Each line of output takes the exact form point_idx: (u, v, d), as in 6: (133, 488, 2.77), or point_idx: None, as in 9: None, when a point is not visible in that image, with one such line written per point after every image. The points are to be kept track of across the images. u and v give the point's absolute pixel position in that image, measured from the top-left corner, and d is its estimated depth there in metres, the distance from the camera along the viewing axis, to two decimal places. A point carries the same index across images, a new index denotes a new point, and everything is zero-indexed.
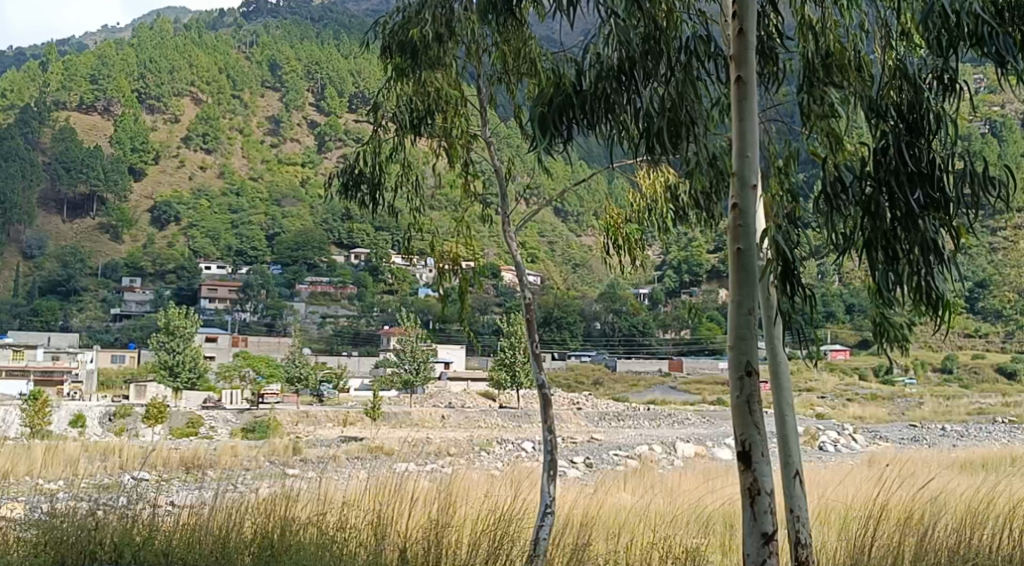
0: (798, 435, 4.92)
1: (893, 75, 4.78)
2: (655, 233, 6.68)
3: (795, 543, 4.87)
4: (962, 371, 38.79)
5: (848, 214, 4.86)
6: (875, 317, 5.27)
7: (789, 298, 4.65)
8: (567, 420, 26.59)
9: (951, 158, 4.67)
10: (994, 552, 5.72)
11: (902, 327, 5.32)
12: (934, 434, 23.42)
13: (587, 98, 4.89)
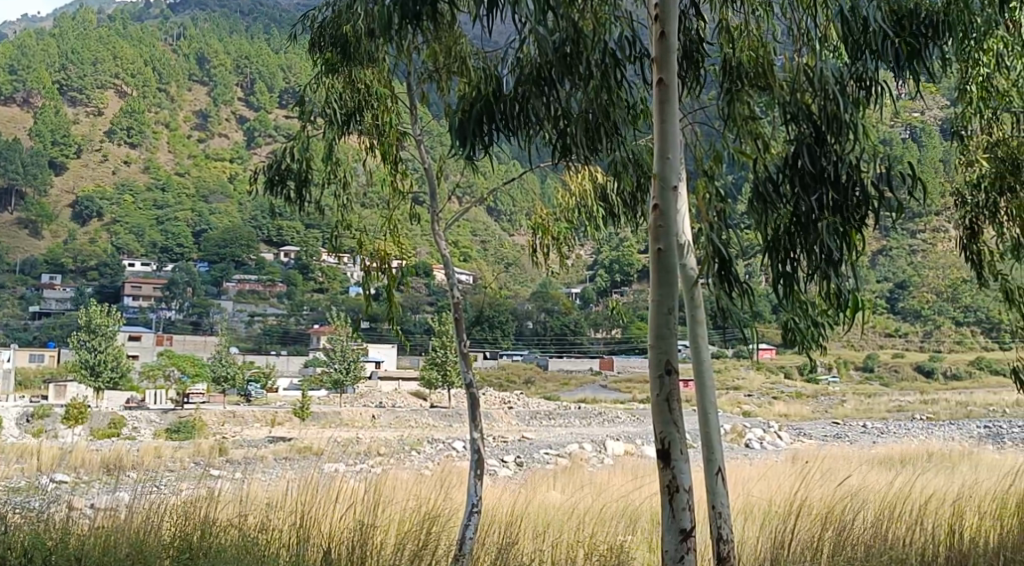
0: (719, 434, 5.02)
1: (803, 78, 4.91)
2: (586, 232, 6.77)
3: (716, 539, 4.97)
4: (884, 369, 39.52)
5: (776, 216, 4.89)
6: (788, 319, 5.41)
7: (728, 292, 4.95)
8: (497, 419, 26.54)
9: (860, 161, 4.80)
10: (907, 544, 5.88)
11: (812, 329, 5.46)
12: (855, 432, 24.00)
13: (504, 104, 5.09)
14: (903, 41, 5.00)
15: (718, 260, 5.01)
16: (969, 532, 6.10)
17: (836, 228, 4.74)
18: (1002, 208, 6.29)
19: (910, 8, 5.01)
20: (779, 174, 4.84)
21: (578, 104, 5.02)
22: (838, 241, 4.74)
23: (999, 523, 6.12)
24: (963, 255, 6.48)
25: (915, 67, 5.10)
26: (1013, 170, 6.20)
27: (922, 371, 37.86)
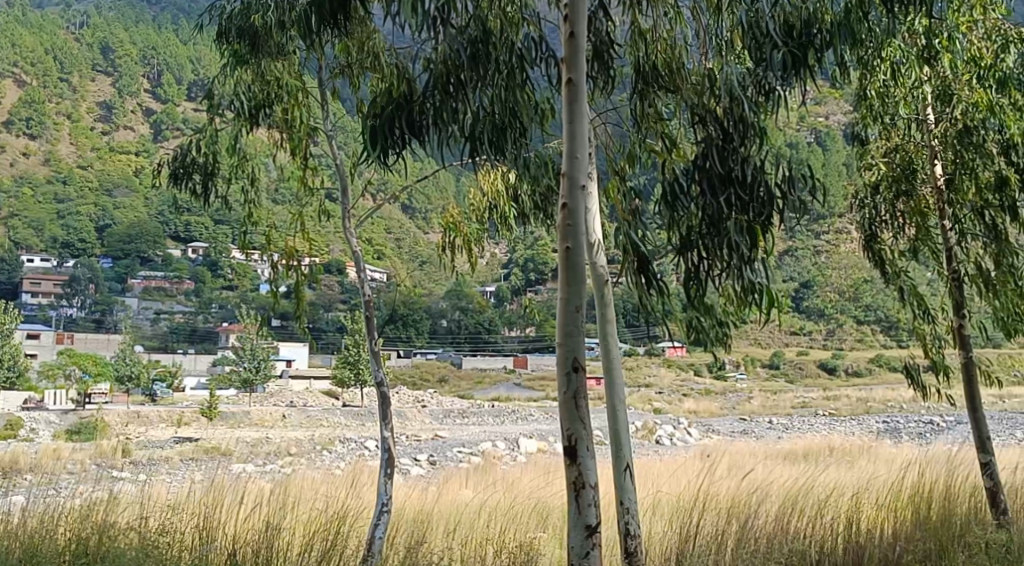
0: (627, 430, 5.10)
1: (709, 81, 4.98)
2: (499, 232, 6.86)
3: (624, 534, 5.02)
4: (789, 367, 39.58)
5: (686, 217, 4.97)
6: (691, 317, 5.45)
7: (650, 295, 5.07)
8: (409, 418, 26.42)
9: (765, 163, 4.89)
10: (808, 536, 6.04)
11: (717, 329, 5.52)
12: (762, 427, 24.53)
13: (417, 110, 4.95)
14: (803, 46, 5.08)
15: (637, 257, 5.10)
16: (866, 523, 6.28)
17: (743, 227, 4.83)
18: (898, 211, 6.57)
19: (808, 13, 5.04)
20: (688, 173, 4.92)
21: (486, 104, 5.05)
22: (746, 239, 4.82)
23: (895, 512, 6.33)
24: (866, 255, 6.69)
25: (814, 72, 5.16)
26: (908, 172, 6.51)
27: (826, 367, 38.85)
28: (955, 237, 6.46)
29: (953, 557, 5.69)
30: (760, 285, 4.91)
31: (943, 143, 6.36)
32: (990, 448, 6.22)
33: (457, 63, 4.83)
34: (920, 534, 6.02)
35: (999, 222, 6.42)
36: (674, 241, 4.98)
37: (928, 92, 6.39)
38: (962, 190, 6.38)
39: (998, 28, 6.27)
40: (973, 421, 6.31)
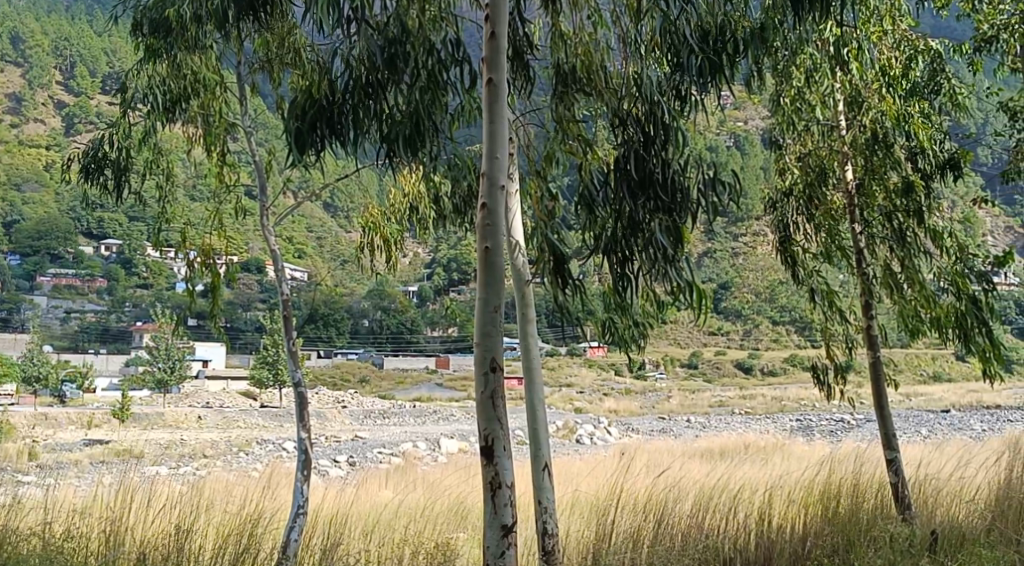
0: (546, 430, 5.14)
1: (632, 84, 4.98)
2: (418, 233, 6.91)
3: (542, 533, 5.08)
4: (707, 366, 40.07)
5: (604, 217, 5.06)
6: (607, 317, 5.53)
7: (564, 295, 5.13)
8: (328, 418, 26.13)
9: (685, 164, 4.95)
10: (723, 533, 6.14)
11: (634, 328, 5.60)
12: (680, 426, 24.88)
13: (334, 111, 4.90)
14: (719, 51, 5.15)
15: (552, 258, 5.18)
16: (778, 519, 6.41)
17: (668, 227, 4.88)
18: (811, 214, 6.71)
19: (722, 22, 5.15)
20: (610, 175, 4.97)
21: (402, 103, 5.01)
22: (670, 238, 4.88)
23: (804, 506, 6.50)
24: (779, 257, 6.83)
25: (731, 79, 5.24)
26: (822, 177, 6.61)
27: (742, 367, 39.54)
28: (866, 241, 6.63)
29: (861, 551, 5.87)
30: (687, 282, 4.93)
31: (858, 149, 6.50)
32: (896, 444, 6.43)
33: (373, 63, 4.83)
34: (829, 528, 6.17)
35: (907, 228, 6.51)
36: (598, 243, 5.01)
37: (840, 100, 6.58)
38: (872, 194, 6.53)
39: (908, 38, 6.47)
40: (879, 418, 6.49)
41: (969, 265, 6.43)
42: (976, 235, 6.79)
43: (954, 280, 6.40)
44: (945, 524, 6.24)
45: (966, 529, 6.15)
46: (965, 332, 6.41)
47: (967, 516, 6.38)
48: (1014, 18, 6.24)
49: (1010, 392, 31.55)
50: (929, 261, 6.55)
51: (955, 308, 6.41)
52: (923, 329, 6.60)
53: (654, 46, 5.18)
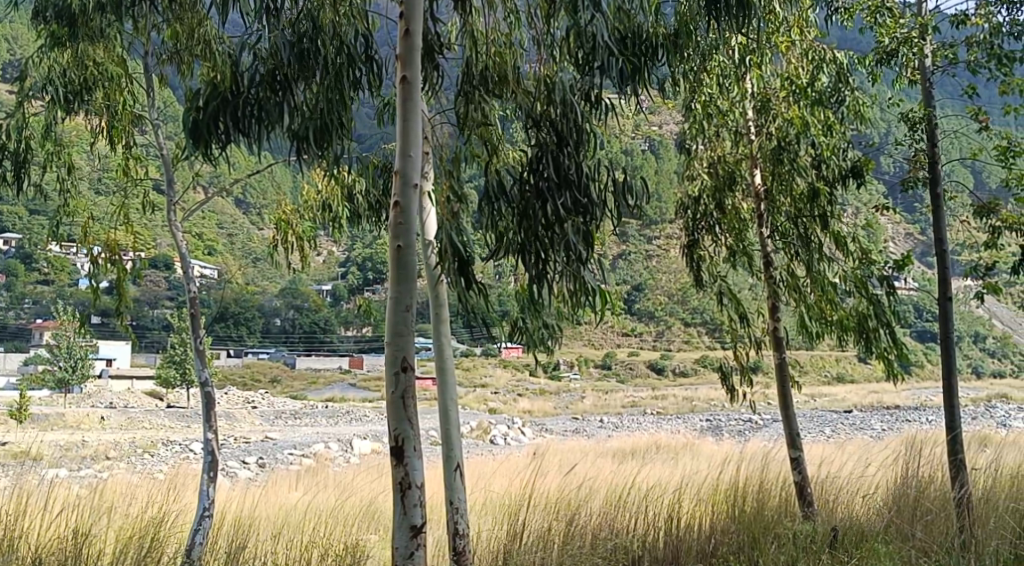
0: (459, 432, 5.24)
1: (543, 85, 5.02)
2: (331, 231, 6.89)
3: (453, 533, 5.20)
4: (620, 367, 40.37)
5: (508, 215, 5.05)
6: (517, 318, 5.54)
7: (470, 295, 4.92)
8: (238, 418, 25.63)
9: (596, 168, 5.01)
10: (632, 532, 6.23)
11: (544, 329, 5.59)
12: (593, 426, 25.13)
13: (240, 106, 4.80)
14: (630, 58, 5.20)
15: (458, 259, 4.97)
16: (686, 517, 6.50)
17: (580, 229, 4.93)
18: (720, 218, 6.87)
19: (633, 29, 5.22)
20: (520, 173, 4.99)
21: (312, 100, 5.00)
22: (582, 239, 4.93)
23: (711, 503, 6.63)
24: (685, 259, 7.02)
25: (640, 86, 5.27)
26: (729, 183, 6.80)
27: (655, 368, 40.07)
28: (772, 246, 6.82)
29: (764, 549, 6.01)
30: (593, 288, 5.03)
31: (763, 159, 6.70)
32: (799, 443, 6.64)
33: (282, 59, 4.81)
34: (734, 526, 6.28)
35: (813, 233, 6.70)
36: (508, 243, 5.04)
37: (748, 106, 6.75)
38: (778, 201, 6.74)
39: (815, 48, 6.63)
40: (784, 417, 6.66)
41: (871, 272, 6.52)
42: (877, 240, 6.96)
43: (857, 285, 6.57)
44: (845, 520, 6.43)
45: (865, 525, 6.31)
46: (865, 334, 6.56)
47: (866, 512, 6.58)
48: (913, 32, 6.28)
49: (910, 393, 32.56)
50: (833, 265, 6.71)
51: (858, 312, 6.57)
52: (826, 332, 6.80)
53: (567, 48, 5.16)
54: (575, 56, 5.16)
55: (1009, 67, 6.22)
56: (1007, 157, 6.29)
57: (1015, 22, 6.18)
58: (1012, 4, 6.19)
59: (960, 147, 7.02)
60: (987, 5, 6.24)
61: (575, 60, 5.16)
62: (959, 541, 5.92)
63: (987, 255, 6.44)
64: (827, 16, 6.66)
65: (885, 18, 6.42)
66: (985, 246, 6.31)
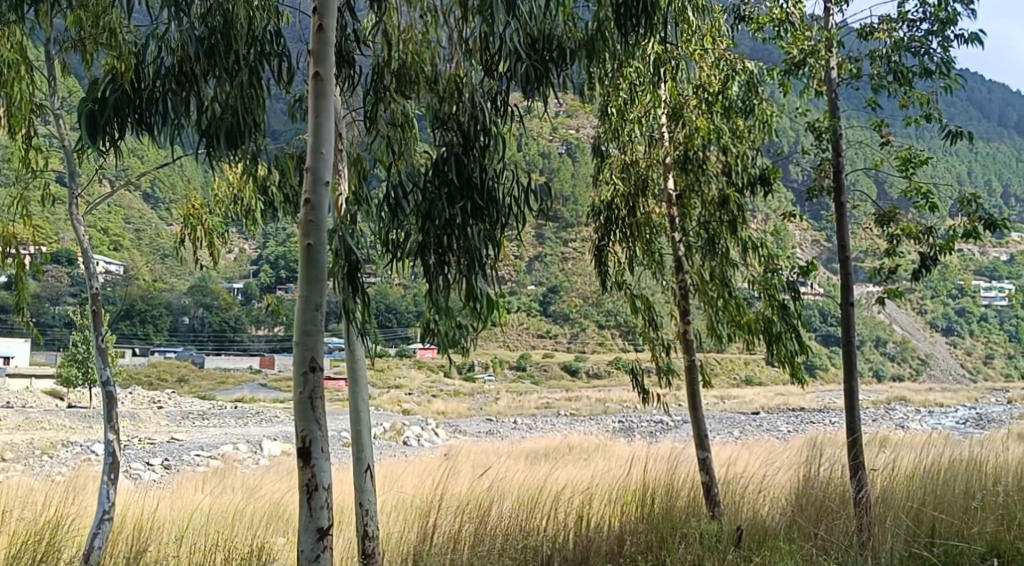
0: (369, 432, 5.37)
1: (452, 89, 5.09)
2: (245, 227, 6.82)
3: (363, 535, 5.35)
4: (534, 369, 40.02)
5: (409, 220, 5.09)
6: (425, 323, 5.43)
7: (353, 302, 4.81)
8: (143, 418, 24.94)
9: (500, 172, 5.10)
10: (543, 534, 6.27)
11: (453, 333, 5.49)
12: (507, 428, 25.15)
13: (145, 99, 4.89)
14: (540, 62, 5.21)
15: (347, 264, 4.77)
16: (596, 517, 6.54)
17: (486, 235, 5.04)
18: (634, 225, 6.92)
19: (544, 32, 5.22)
20: (425, 176, 5.03)
21: (222, 98, 4.96)
22: (483, 244, 5.00)
23: (622, 504, 6.67)
24: (595, 262, 7.08)
25: (547, 90, 5.30)
26: (642, 188, 6.89)
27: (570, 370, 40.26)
28: (683, 249, 6.94)
29: (671, 548, 6.07)
30: (485, 295, 5.05)
31: (673, 165, 6.84)
32: (707, 444, 6.75)
33: (189, 52, 4.79)
34: (643, 526, 6.35)
35: (721, 238, 6.83)
36: (409, 246, 5.07)
37: (661, 112, 6.79)
38: (690, 205, 6.89)
39: (725, 57, 6.74)
40: (693, 418, 6.76)
41: (774, 277, 6.70)
42: (786, 246, 7.12)
43: (765, 290, 6.71)
44: (751, 519, 6.54)
45: (769, 523, 6.44)
46: (772, 340, 6.71)
47: (771, 512, 6.71)
48: (819, 44, 6.51)
49: (815, 396, 33.30)
50: (739, 269, 6.88)
51: (764, 315, 6.72)
52: (735, 335, 6.94)
53: (476, 49, 5.18)
54: (482, 58, 5.16)
55: (907, 83, 6.48)
56: (908, 167, 6.50)
57: (914, 38, 6.40)
58: (911, 21, 6.40)
59: (865, 158, 7.20)
60: (890, 21, 6.47)
61: (481, 64, 5.18)
62: (858, 540, 6.09)
63: (887, 262, 6.70)
64: (735, 25, 6.86)
65: (791, 31, 6.60)
66: (885, 255, 6.58)
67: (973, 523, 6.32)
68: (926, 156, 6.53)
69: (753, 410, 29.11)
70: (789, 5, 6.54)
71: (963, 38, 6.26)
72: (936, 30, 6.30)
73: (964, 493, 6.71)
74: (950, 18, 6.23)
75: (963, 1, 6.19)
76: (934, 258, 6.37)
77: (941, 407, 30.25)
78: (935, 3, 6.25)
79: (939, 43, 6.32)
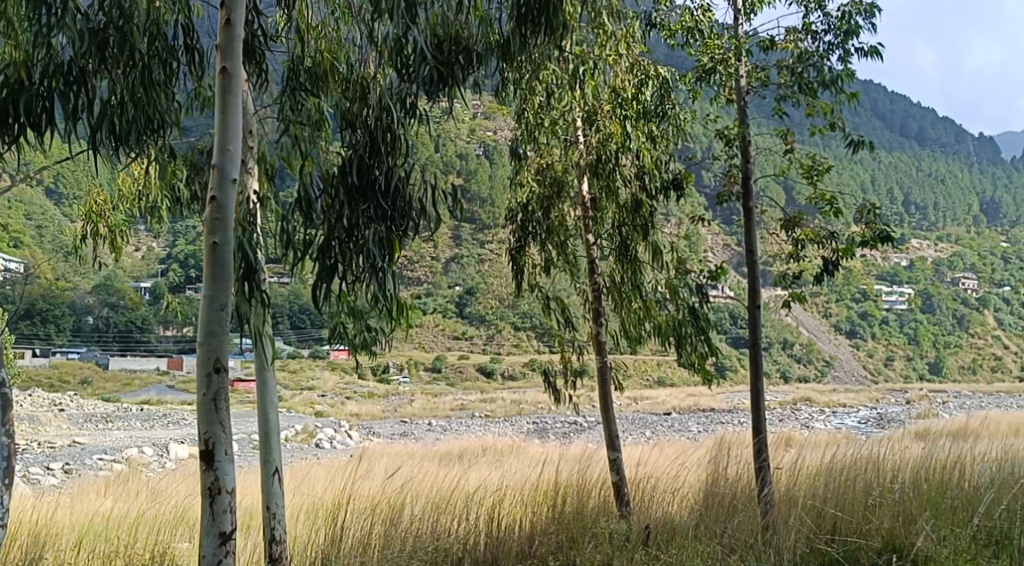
0: (277, 434, 5.29)
1: (358, 92, 5.07)
2: (149, 224, 6.69)
3: (270, 539, 5.29)
4: (450, 370, 39.77)
5: (317, 225, 5.06)
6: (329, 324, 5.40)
7: (250, 304, 4.92)
8: (42, 422, 24.02)
9: (407, 173, 5.05)
10: (453, 537, 6.26)
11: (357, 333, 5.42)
12: (420, 429, 25.03)
13: (32, 97, 4.75)
14: (446, 63, 5.24)
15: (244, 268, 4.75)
16: (508, 518, 6.54)
17: (383, 238, 4.96)
18: (548, 228, 6.98)
19: (451, 33, 5.25)
20: (330, 182, 5.02)
21: (113, 95, 4.88)
22: (383, 249, 4.95)
23: (535, 504, 6.68)
24: (511, 263, 7.13)
25: (454, 92, 5.29)
26: (557, 191, 6.95)
27: (483, 372, 40.12)
28: (597, 251, 7.00)
29: (581, 548, 6.13)
30: (392, 297, 4.99)
31: (587, 169, 6.87)
32: (618, 445, 6.81)
33: (80, 50, 4.68)
34: (554, 527, 6.39)
35: (633, 242, 6.90)
36: (309, 249, 5.04)
37: (577, 115, 6.81)
38: (603, 208, 6.94)
39: (639, 63, 6.70)
40: (605, 419, 6.82)
41: (685, 279, 6.82)
42: (697, 250, 7.24)
43: (670, 292, 6.84)
44: (659, 518, 6.61)
45: (678, 522, 6.52)
46: (681, 341, 6.83)
47: (680, 511, 6.79)
48: (729, 53, 6.67)
49: (725, 396, 33.98)
50: (649, 272, 6.93)
51: (672, 318, 6.82)
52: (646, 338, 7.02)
53: (386, 52, 5.10)
54: (391, 57, 5.10)
55: (811, 93, 6.65)
56: (811, 175, 6.71)
57: (817, 50, 6.58)
58: (815, 32, 6.57)
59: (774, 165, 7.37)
60: (795, 33, 6.63)
61: (393, 66, 5.11)
62: (761, 538, 6.23)
63: (793, 266, 6.85)
64: (648, 31, 6.93)
65: (701, 39, 6.79)
66: (790, 259, 6.74)
67: (871, 520, 6.49)
68: (829, 164, 6.73)
69: (665, 410, 29.58)
70: (699, 13, 6.75)
71: (863, 51, 6.44)
72: (838, 42, 6.48)
73: (864, 490, 6.87)
74: (852, 31, 6.40)
75: (864, 15, 6.37)
76: (835, 263, 6.57)
77: (845, 408, 31.11)
78: (837, 16, 6.43)
79: (840, 55, 6.50)
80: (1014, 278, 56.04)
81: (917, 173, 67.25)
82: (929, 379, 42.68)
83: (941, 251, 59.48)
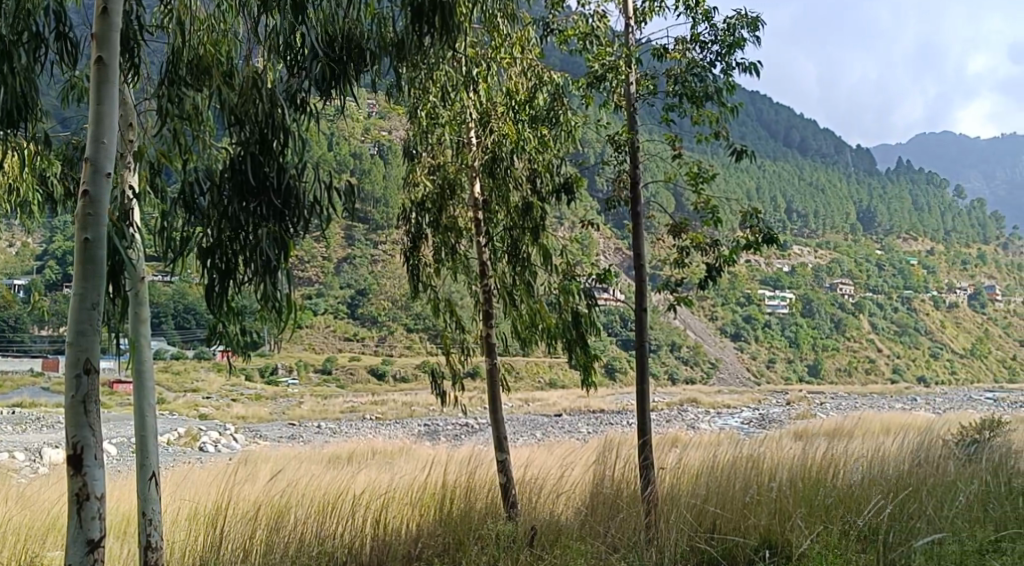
0: (155, 437, 5.13)
1: (250, 86, 4.92)
2: (18, 219, 6.41)
3: (145, 545, 5.11)
4: (340, 372, 39.07)
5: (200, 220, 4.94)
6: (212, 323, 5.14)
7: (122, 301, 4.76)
8: None
9: (300, 170, 4.97)
10: (339, 542, 6.18)
11: (236, 332, 5.21)
12: (308, 432, 24.64)
13: None
14: (337, 60, 5.16)
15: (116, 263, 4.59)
16: (394, 520, 6.48)
17: (276, 237, 4.85)
18: (438, 227, 6.93)
19: (343, 29, 5.17)
20: (216, 178, 4.89)
21: None
22: (274, 246, 4.84)
23: (422, 506, 6.64)
24: (405, 263, 7.08)
25: (345, 88, 5.23)
26: (448, 191, 6.89)
27: (374, 373, 38.94)
28: (490, 254, 6.99)
29: (466, 550, 6.12)
30: (282, 296, 4.89)
31: (479, 171, 6.86)
32: (505, 446, 6.82)
33: None
34: (440, 529, 6.36)
35: (524, 244, 6.91)
36: (192, 245, 4.93)
37: (470, 117, 6.79)
38: (494, 210, 6.93)
39: (535, 68, 6.80)
40: (493, 420, 6.81)
41: (572, 283, 6.83)
42: (588, 252, 7.37)
43: (559, 293, 6.86)
44: (546, 518, 6.64)
45: (563, 523, 6.55)
46: (571, 344, 6.87)
47: (565, 512, 6.84)
48: (619, 60, 6.72)
49: (613, 398, 34.44)
50: (540, 274, 6.96)
51: (559, 319, 6.85)
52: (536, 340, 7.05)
53: (272, 48, 5.07)
54: (282, 54, 5.09)
55: (696, 101, 6.74)
56: (697, 182, 6.82)
57: (702, 61, 6.70)
58: (703, 43, 6.69)
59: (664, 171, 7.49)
60: (683, 43, 6.74)
61: (283, 62, 5.12)
62: (644, 536, 6.32)
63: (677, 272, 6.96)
64: (544, 37, 6.98)
65: (596, 45, 6.84)
66: (674, 264, 6.85)
67: (749, 517, 6.64)
68: (714, 172, 6.86)
69: (555, 412, 29.81)
70: (595, 20, 6.83)
71: (743, 66, 6.59)
72: (722, 54, 6.62)
73: (743, 490, 7.02)
74: (735, 43, 6.55)
75: (749, 29, 6.52)
76: (718, 268, 6.69)
77: (728, 409, 31.97)
78: (723, 28, 6.57)
79: (723, 67, 6.65)
80: (888, 284, 58.44)
81: (799, 182, 69.37)
82: (809, 380, 44.15)
83: (820, 258, 61.49)
